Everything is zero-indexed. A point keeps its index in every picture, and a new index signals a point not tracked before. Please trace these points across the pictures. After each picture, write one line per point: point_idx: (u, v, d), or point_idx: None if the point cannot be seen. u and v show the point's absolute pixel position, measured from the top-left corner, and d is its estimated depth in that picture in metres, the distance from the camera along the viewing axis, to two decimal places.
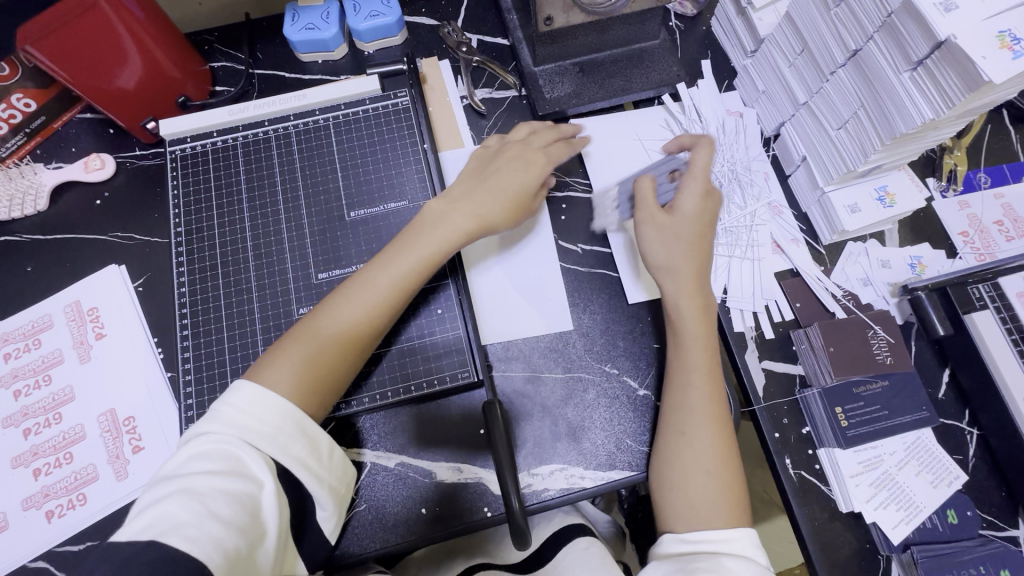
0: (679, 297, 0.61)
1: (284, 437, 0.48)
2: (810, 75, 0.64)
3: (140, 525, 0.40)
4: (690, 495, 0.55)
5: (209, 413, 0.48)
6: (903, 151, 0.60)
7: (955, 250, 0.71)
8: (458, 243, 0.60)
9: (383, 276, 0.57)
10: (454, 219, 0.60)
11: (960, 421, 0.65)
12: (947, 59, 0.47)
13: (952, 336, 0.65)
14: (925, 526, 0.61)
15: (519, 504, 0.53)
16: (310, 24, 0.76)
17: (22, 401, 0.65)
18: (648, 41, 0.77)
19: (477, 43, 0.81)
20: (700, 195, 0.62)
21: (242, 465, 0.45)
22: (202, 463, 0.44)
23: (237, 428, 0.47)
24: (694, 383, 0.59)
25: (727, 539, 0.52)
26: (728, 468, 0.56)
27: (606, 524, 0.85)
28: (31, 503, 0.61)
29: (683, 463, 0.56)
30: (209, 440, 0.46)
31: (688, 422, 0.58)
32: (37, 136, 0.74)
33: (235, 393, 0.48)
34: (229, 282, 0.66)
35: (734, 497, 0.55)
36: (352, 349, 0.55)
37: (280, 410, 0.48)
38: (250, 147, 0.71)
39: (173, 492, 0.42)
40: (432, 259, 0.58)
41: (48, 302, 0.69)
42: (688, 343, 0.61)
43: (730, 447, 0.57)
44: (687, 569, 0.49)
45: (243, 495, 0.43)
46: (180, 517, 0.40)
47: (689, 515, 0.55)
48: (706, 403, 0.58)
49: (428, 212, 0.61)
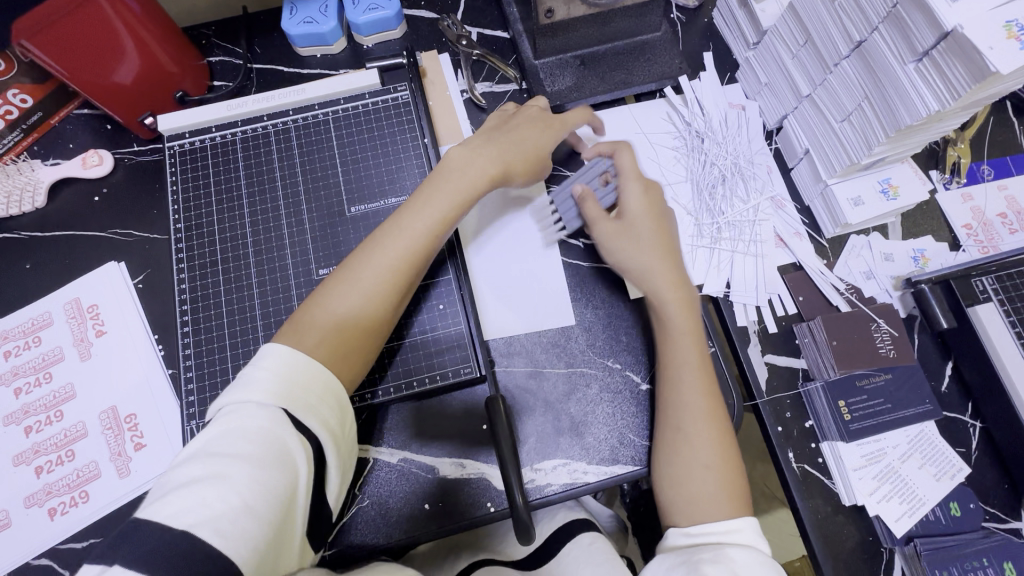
0: (665, 289, 0.61)
1: (317, 408, 0.46)
2: (813, 67, 0.64)
3: (168, 512, 0.37)
4: (691, 491, 0.55)
5: (237, 381, 0.46)
6: (907, 143, 0.60)
7: (958, 243, 0.71)
8: (482, 190, 0.60)
9: (419, 224, 0.57)
10: (478, 164, 0.61)
11: (963, 414, 0.65)
12: (953, 50, 0.47)
13: (956, 329, 0.65)
14: (928, 519, 0.62)
15: (523, 499, 0.53)
16: (308, 17, 0.75)
17: (22, 398, 0.65)
18: (649, 33, 0.77)
19: (477, 36, 0.80)
20: (640, 193, 0.64)
21: (278, 442, 0.42)
22: (232, 442, 0.41)
23: (271, 396, 0.44)
24: (690, 375, 0.59)
25: (731, 529, 0.52)
26: (728, 463, 0.56)
27: (608, 518, 0.86)
28: (33, 501, 0.61)
29: (682, 459, 0.56)
30: (244, 413, 0.43)
31: (690, 416, 0.57)
32: (34, 132, 0.73)
33: (268, 357, 0.47)
34: (229, 279, 0.66)
35: (735, 492, 0.55)
36: (380, 315, 0.55)
37: (318, 379, 0.48)
38: (249, 142, 0.71)
39: (202, 477, 0.39)
40: (461, 209, 0.59)
41: (47, 299, 0.68)
42: (679, 338, 0.60)
43: (728, 442, 0.57)
44: (691, 561, 0.49)
45: (279, 483, 0.41)
46: (214, 507, 0.37)
47: (693, 508, 0.54)
48: (704, 400, 0.58)
49: (452, 162, 0.61)
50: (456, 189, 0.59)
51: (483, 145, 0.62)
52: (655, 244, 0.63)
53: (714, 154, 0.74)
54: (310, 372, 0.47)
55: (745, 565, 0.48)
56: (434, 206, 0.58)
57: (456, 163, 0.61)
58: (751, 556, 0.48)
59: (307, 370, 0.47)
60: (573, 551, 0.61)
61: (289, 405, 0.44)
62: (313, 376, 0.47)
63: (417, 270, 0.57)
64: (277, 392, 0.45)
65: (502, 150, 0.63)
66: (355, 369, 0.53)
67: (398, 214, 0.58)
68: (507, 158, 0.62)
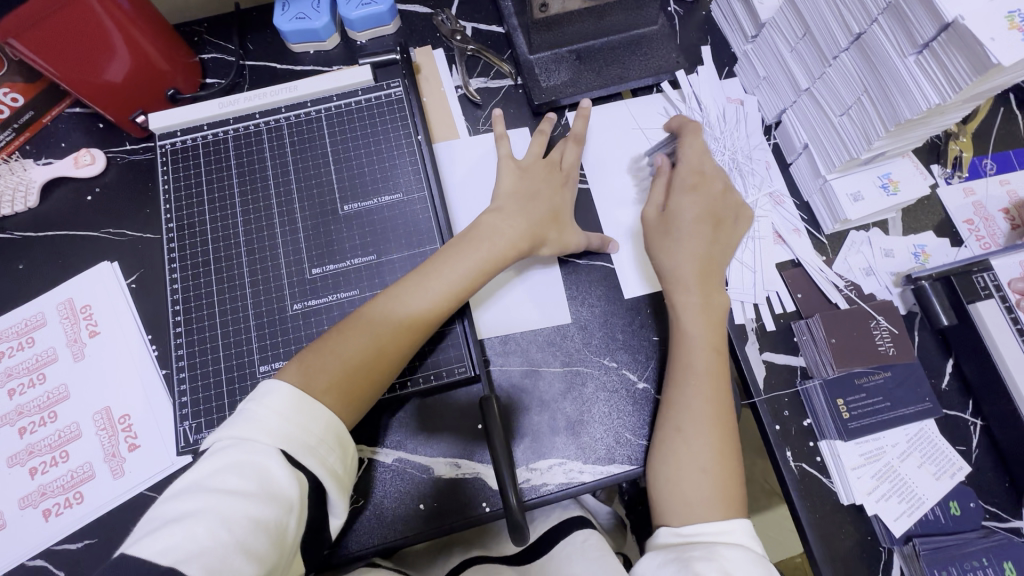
0: (692, 294, 0.62)
1: (321, 450, 0.46)
2: (811, 59, 0.62)
3: (158, 546, 0.37)
4: (685, 490, 0.54)
5: (239, 415, 0.45)
6: (908, 137, 0.59)
7: (960, 239, 0.70)
8: (510, 256, 0.62)
9: (439, 273, 0.58)
10: (502, 216, 0.63)
11: (964, 412, 0.64)
12: (955, 42, 0.46)
13: (956, 325, 0.64)
14: (926, 517, 0.61)
15: (517, 500, 0.53)
16: (301, 13, 0.74)
17: (16, 400, 0.64)
18: (646, 27, 0.76)
19: (472, 31, 0.79)
20: (691, 191, 0.65)
21: (276, 486, 0.42)
22: (229, 477, 0.41)
23: (275, 437, 0.44)
24: (701, 384, 0.58)
25: (722, 530, 0.52)
26: (727, 468, 0.55)
27: (606, 515, 0.85)
28: (27, 502, 0.61)
29: (685, 462, 0.56)
30: (247, 450, 0.43)
31: (693, 424, 0.57)
32: (26, 132, 0.73)
33: (271, 395, 0.46)
34: (222, 279, 0.65)
35: (728, 497, 0.54)
36: (389, 348, 0.55)
37: (319, 416, 0.46)
38: (241, 141, 0.70)
39: (195, 512, 0.39)
40: (484, 254, 0.60)
41: (41, 300, 0.68)
42: (699, 349, 0.60)
43: (730, 450, 0.56)
44: (682, 558, 0.49)
45: (271, 521, 0.40)
46: (203, 542, 0.37)
47: (688, 507, 0.54)
48: (704, 407, 0.57)
49: (485, 227, 0.62)
50: (485, 253, 0.60)
51: (512, 208, 0.64)
52: (698, 244, 0.63)
53: (713, 150, 0.73)
54: (316, 411, 0.46)
55: (737, 563, 0.48)
56: (459, 270, 0.59)
57: (489, 228, 0.62)
58: (743, 556, 0.48)
59: (313, 405, 0.46)
60: (568, 548, 0.61)
61: (288, 446, 0.44)
62: (316, 413, 0.46)
63: (426, 308, 0.57)
64: (281, 436, 0.44)
65: (529, 214, 0.64)
66: (362, 400, 0.54)
67: (421, 270, 0.59)
68: (530, 220, 0.64)
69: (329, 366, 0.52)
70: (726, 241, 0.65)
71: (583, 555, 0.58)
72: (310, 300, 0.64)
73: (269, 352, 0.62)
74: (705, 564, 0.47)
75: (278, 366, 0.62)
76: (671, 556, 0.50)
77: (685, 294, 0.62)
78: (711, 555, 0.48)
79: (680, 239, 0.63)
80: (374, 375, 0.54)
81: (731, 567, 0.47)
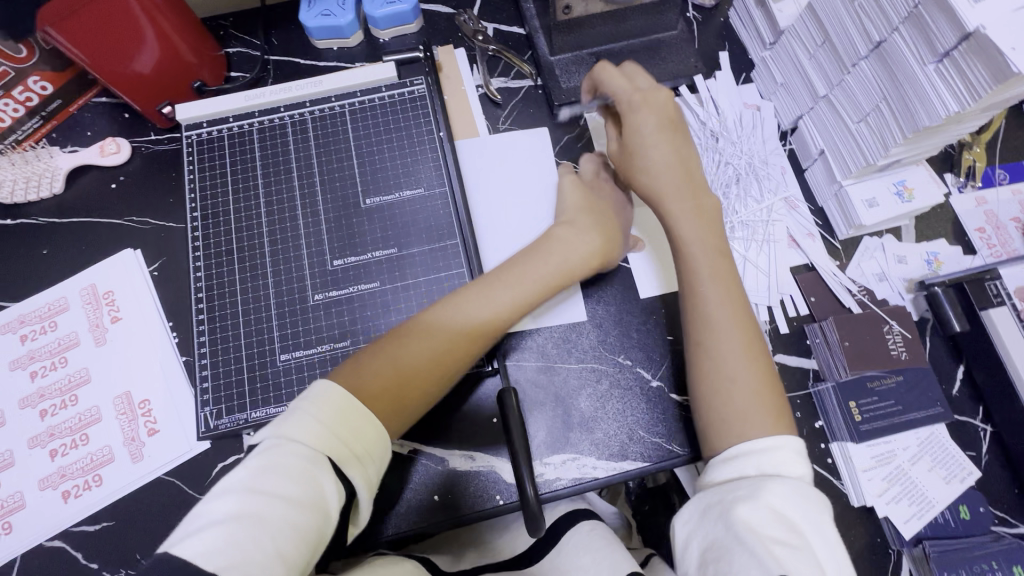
0: (681, 199, 0.62)
1: (367, 463, 0.45)
2: (830, 68, 0.64)
3: (200, 548, 0.37)
4: (728, 400, 0.53)
5: (284, 415, 0.45)
6: (924, 144, 0.60)
7: (972, 248, 0.71)
8: (579, 273, 0.63)
9: (507, 291, 0.59)
10: (579, 233, 0.64)
11: (974, 418, 0.65)
12: (974, 51, 0.47)
13: (969, 332, 0.65)
14: (937, 521, 0.62)
15: (534, 492, 0.55)
16: (326, 10, 0.75)
17: (38, 382, 0.65)
18: (666, 31, 0.77)
19: (493, 31, 0.80)
20: (641, 97, 0.63)
21: (321, 496, 0.42)
22: (274, 480, 0.41)
23: (319, 442, 0.43)
24: (711, 287, 0.58)
25: (774, 446, 0.49)
26: (762, 373, 0.54)
27: (613, 516, 0.83)
28: (47, 483, 0.62)
29: (717, 381, 0.54)
30: (292, 453, 0.42)
31: (720, 336, 0.55)
32: (53, 119, 0.74)
33: (321, 399, 0.46)
34: (245, 268, 0.66)
35: (773, 407, 0.52)
36: (433, 361, 0.55)
37: (367, 425, 0.46)
38: (266, 133, 0.71)
39: (238, 514, 0.39)
40: (557, 272, 0.62)
41: (64, 285, 0.69)
42: (697, 260, 0.60)
43: (760, 351, 0.55)
44: (724, 502, 0.46)
45: (309, 529, 0.41)
46: (246, 547, 0.37)
47: (741, 422, 0.52)
48: (725, 316, 0.56)
49: (558, 241, 0.63)
50: (558, 265, 0.62)
51: (585, 221, 0.65)
52: (674, 154, 0.63)
53: (728, 155, 0.75)
54: (364, 421, 0.46)
55: (786, 501, 0.44)
56: (529, 281, 0.60)
57: (562, 242, 0.63)
58: (790, 488, 0.45)
59: (359, 414, 0.46)
60: (574, 539, 0.60)
61: (335, 454, 0.43)
62: (366, 424, 0.46)
63: (478, 316, 0.58)
64: (328, 444, 0.43)
65: (602, 228, 0.65)
66: (408, 410, 0.53)
67: (483, 281, 0.60)
68: (607, 237, 0.65)
69: (382, 369, 0.53)
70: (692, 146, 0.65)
71: (591, 546, 0.58)
72: (332, 290, 0.65)
73: (289, 341, 0.64)
74: (747, 505, 0.44)
75: (298, 355, 0.63)
76: (710, 501, 0.47)
77: (674, 201, 0.62)
78: (756, 495, 0.45)
79: (645, 145, 0.63)
80: (422, 385, 0.54)
81: (778, 505, 0.44)
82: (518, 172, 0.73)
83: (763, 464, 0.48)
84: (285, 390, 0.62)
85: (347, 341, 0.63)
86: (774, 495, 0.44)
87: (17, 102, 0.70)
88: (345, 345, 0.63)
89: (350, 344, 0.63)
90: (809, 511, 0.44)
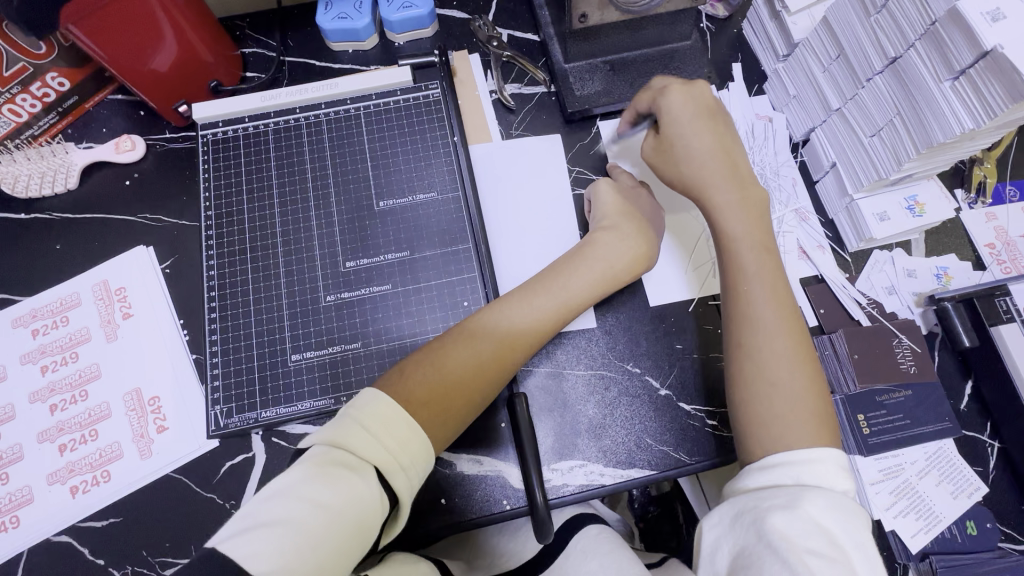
0: (726, 191, 0.63)
1: (410, 472, 0.46)
2: (844, 81, 0.64)
3: (243, 550, 0.37)
4: (771, 404, 0.53)
5: (333, 422, 0.46)
6: (936, 160, 0.60)
7: (982, 263, 0.71)
8: (619, 278, 0.64)
9: (546, 298, 0.61)
10: (617, 241, 0.65)
11: (982, 433, 0.65)
12: (992, 70, 0.47)
13: (977, 347, 0.65)
14: (942, 535, 0.63)
15: (543, 499, 0.56)
16: (343, 13, 0.76)
17: (48, 376, 0.65)
18: (680, 41, 0.77)
19: (508, 37, 0.81)
20: (679, 86, 0.65)
21: (364, 505, 0.41)
22: (316, 487, 0.41)
23: (370, 452, 0.44)
24: (758, 289, 0.58)
25: (813, 458, 0.49)
26: (808, 374, 0.54)
27: (618, 522, 0.84)
28: (55, 478, 0.62)
29: (763, 385, 0.54)
30: (334, 459, 0.43)
31: (764, 335, 0.56)
32: (69, 116, 0.75)
33: (369, 407, 0.47)
34: (257, 267, 0.66)
35: (817, 413, 0.53)
36: (473, 379, 0.55)
37: (413, 436, 0.46)
38: (281, 133, 0.71)
39: (276, 521, 0.39)
40: (597, 279, 0.63)
41: (76, 280, 0.69)
42: (743, 256, 0.60)
43: (807, 352, 0.55)
44: (758, 508, 0.46)
45: (348, 539, 0.40)
46: (286, 555, 0.37)
47: (784, 425, 0.52)
48: (777, 317, 0.56)
49: (601, 245, 0.65)
50: (598, 271, 0.64)
51: (627, 227, 0.66)
52: (715, 145, 0.64)
53: None
54: (408, 428, 0.46)
55: (824, 510, 0.44)
56: (572, 287, 0.62)
57: (601, 248, 0.64)
58: (828, 500, 0.45)
59: (405, 422, 0.47)
60: (581, 545, 0.61)
61: (380, 462, 0.44)
62: (412, 432, 0.47)
63: (518, 326, 0.59)
64: (374, 453, 0.44)
65: (642, 233, 0.66)
66: (446, 429, 0.53)
67: (529, 287, 0.62)
68: (646, 242, 0.66)
69: (419, 384, 0.53)
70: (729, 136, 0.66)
71: (597, 551, 0.58)
72: (344, 292, 0.65)
73: (301, 341, 0.64)
74: (783, 514, 0.44)
75: (310, 355, 0.63)
76: (744, 506, 0.47)
77: (718, 193, 0.63)
78: (793, 504, 0.45)
79: (684, 139, 0.64)
80: (462, 401, 0.54)
81: (817, 513, 0.44)
82: (530, 177, 0.73)
83: (801, 475, 0.48)
84: (295, 390, 0.62)
85: (358, 343, 0.64)
86: (812, 507, 0.44)
87: (35, 97, 0.70)
88: (355, 347, 0.63)
89: (360, 345, 0.64)
90: (846, 524, 0.44)
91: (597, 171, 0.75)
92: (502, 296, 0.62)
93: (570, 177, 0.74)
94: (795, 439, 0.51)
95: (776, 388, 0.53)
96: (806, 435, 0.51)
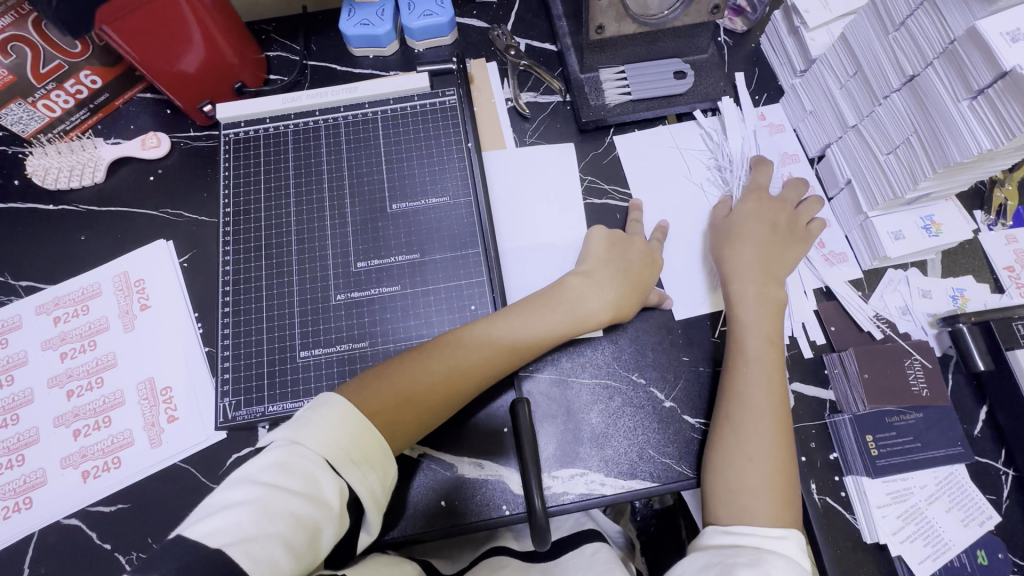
0: (747, 282, 0.64)
1: (364, 468, 0.47)
2: (861, 98, 0.64)
3: (206, 529, 0.39)
4: (741, 479, 0.55)
5: (295, 419, 0.47)
6: (954, 181, 0.59)
7: (1000, 286, 0.69)
8: (581, 328, 0.63)
9: (507, 335, 0.60)
10: (586, 292, 0.64)
11: (996, 460, 0.64)
12: (1010, 90, 0.47)
13: (992, 371, 0.64)
14: (952, 564, 0.61)
15: (541, 504, 0.55)
16: (365, 19, 0.78)
17: (67, 362, 0.67)
18: (696, 54, 0.78)
19: (526, 47, 0.82)
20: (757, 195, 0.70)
21: (321, 492, 0.44)
22: (275, 473, 0.43)
23: (324, 447, 0.46)
24: (757, 373, 0.60)
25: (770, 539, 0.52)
26: (783, 459, 0.56)
27: (617, 534, 0.79)
28: (69, 462, 0.64)
29: (740, 455, 0.56)
30: (295, 454, 0.45)
31: (753, 419, 0.58)
32: (99, 112, 0.77)
33: (329, 406, 0.48)
34: (271, 264, 0.68)
35: (784, 501, 0.55)
36: (440, 385, 0.57)
37: (368, 430, 0.48)
38: (300, 135, 0.73)
39: (242, 501, 0.41)
40: (559, 329, 0.62)
41: (98, 271, 0.71)
42: (747, 338, 0.62)
43: (785, 445, 0.57)
44: (725, 563, 0.49)
45: (309, 519, 0.42)
46: (247, 530, 0.39)
47: (743, 501, 0.55)
48: (771, 405, 0.58)
49: (567, 290, 0.64)
50: (563, 317, 0.62)
51: (602, 276, 0.65)
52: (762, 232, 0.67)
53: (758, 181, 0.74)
54: (364, 428, 0.47)
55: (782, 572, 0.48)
56: (535, 328, 0.61)
57: (570, 293, 0.64)
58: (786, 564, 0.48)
59: (366, 426, 0.48)
60: (574, 560, 0.61)
61: (332, 457, 0.45)
62: (366, 431, 0.48)
63: (483, 362, 0.59)
64: (328, 448, 0.46)
65: (616, 283, 0.64)
66: (409, 427, 0.55)
67: (496, 317, 0.62)
68: (620, 294, 0.64)
69: (415, 380, 0.56)
70: (786, 243, 0.68)
71: (589, 568, 0.58)
72: (354, 292, 0.67)
73: (310, 340, 0.65)
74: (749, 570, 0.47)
75: (318, 353, 0.64)
76: (712, 560, 0.50)
77: (743, 285, 0.64)
78: (757, 563, 0.48)
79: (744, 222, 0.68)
80: (429, 403, 0.56)
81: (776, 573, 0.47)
82: (543, 186, 0.74)
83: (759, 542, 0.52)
84: (303, 386, 0.63)
85: (365, 342, 0.65)
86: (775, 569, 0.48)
87: (68, 94, 0.73)
88: (363, 346, 0.64)
89: (367, 344, 0.64)
90: None
91: (609, 181, 0.75)
92: (470, 324, 0.62)
93: (582, 186, 0.74)
94: (755, 516, 0.54)
95: (750, 465, 0.55)
96: (765, 512, 0.54)
